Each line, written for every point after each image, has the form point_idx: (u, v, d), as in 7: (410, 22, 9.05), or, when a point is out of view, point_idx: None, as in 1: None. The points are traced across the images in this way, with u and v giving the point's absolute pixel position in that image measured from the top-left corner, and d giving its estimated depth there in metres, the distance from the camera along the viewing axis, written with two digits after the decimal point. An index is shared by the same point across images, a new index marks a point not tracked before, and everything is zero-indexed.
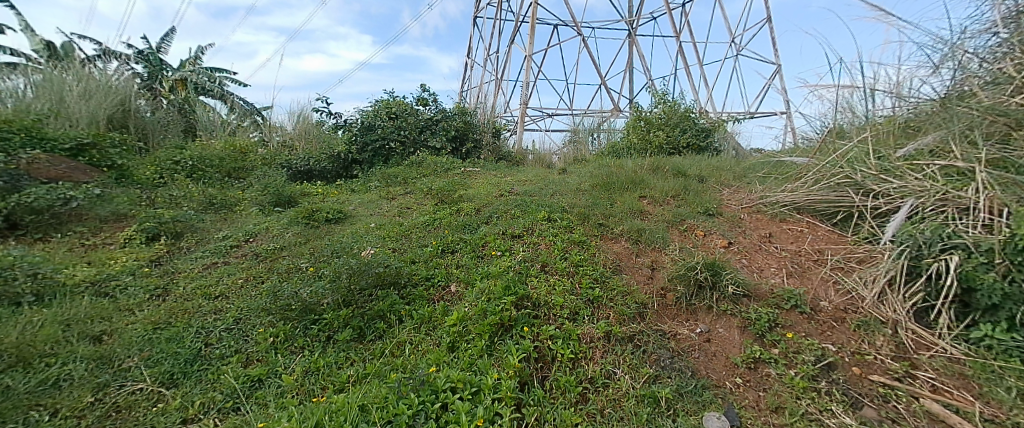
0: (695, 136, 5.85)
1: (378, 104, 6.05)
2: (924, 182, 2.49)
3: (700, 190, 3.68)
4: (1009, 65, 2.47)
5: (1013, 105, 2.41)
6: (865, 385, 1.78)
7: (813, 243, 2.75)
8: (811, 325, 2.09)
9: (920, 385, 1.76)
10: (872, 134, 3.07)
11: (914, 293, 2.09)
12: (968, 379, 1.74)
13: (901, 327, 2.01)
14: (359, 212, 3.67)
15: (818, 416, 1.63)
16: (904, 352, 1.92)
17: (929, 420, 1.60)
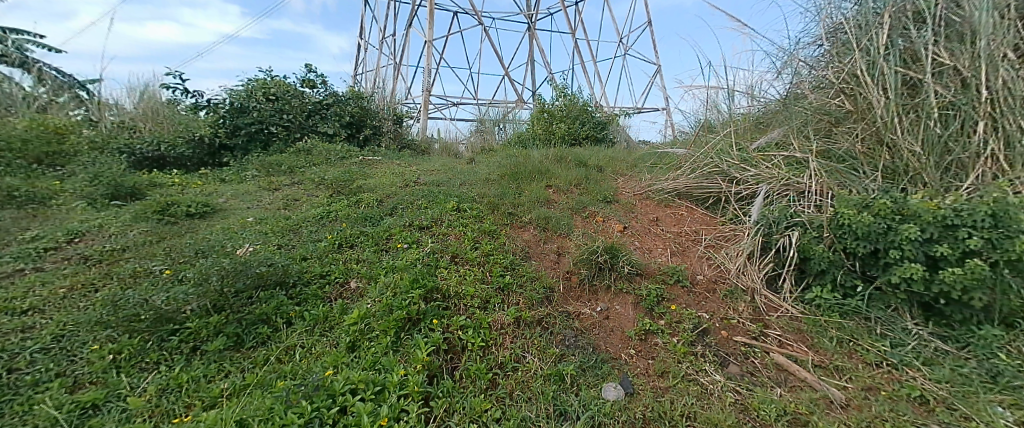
0: (594, 128, 6.22)
1: (253, 83, 5.40)
2: (773, 170, 2.95)
3: (599, 179, 3.92)
4: (828, 71, 3.06)
5: (832, 106, 2.99)
6: (731, 345, 2.06)
7: (691, 224, 3.10)
8: (689, 297, 2.35)
9: (771, 341, 2.09)
10: (734, 128, 3.52)
11: (767, 263, 2.47)
12: (804, 332, 2.12)
13: (757, 293, 2.36)
14: (231, 205, 3.27)
15: (695, 376, 1.85)
16: (759, 314, 2.27)
17: (776, 370, 1.91)
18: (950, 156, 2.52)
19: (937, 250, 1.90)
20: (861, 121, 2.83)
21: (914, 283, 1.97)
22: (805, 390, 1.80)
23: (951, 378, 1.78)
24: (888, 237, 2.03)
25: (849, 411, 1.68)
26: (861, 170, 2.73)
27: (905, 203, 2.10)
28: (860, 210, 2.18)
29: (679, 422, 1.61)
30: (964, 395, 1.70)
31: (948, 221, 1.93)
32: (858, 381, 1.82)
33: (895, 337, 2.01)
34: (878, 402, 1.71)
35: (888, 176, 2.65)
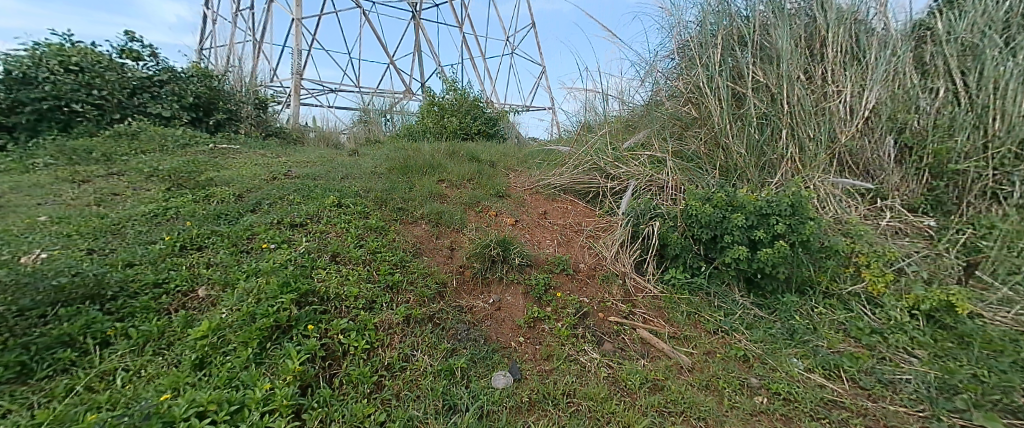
0: (485, 123, 6.28)
1: (44, 48, 4.32)
2: (640, 167, 3.31)
3: (492, 174, 3.95)
4: (681, 82, 3.54)
5: (682, 113, 3.47)
6: (606, 325, 2.27)
7: (575, 217, 3.32)
8: (573, 284, 2.52)
9: (638, 318, 2.34)
10: (608, 129, 3.85)
11: (635, 250, 2.76)
12: (663, 309, 2.42)
13: (627, 277, 2.62)
14: (15, 202, 2.58)
15: (575, 356, 1.99)
16: (629, 295, 2.52)
17: (643, 344, 2.15)
18: (765, 158, 3.10)
19: (757, 235, 2.32)
20: (704, 126, 3.33)
21: (741, 262, 2.37)
22: (663, 358, 2.06)
23: (766, 338, 2.20)
24: (724, 225, 2.41)
25: (694, 373, 1.97)
26: (704, 168, 3.21)
27: (735, 195, 2.51)
28: (703, 202, 2.54)
29: (561, 401, 1.72)
30: (774, 351, 2.12)
31: (763, 211, 2.36)
32: (701, 348, 2.14)
33: (727, 308, 2.41)
34: (715, 363, 2.03)
35: (724, 174, 3.19)
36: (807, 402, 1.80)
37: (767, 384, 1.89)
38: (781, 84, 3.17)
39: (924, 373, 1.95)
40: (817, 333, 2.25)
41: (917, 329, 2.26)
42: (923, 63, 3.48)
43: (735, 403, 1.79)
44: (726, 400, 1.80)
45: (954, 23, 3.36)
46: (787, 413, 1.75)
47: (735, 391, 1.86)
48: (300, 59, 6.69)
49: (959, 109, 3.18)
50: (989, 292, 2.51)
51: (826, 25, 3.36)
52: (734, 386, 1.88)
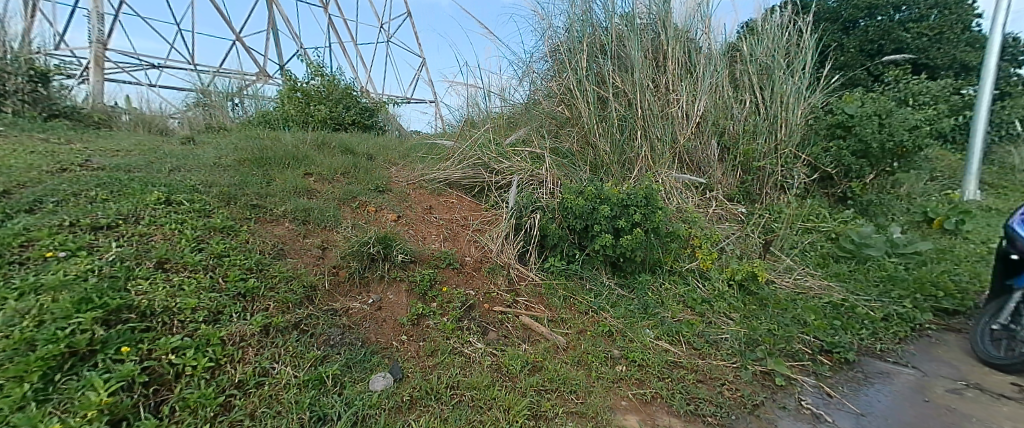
0: (360, 113, 5.90)
1: None
2: (524, 163, 3.33)
3: (369, 168, 3.70)
4: (553, 83, 3.78)
5: (557, 112, 3.69)
6: (492, 315, 2.27)
7: (461, 211, 3.21)
8: (459, 277, 2.46)
9: (520, 306, 2.42)
10: (491, 125, 3.79)
11: (518, 243, 2.84)
12: (542, 295, 2.55)
13: (511, 267, 2.68)
14: None
15: (460, 348, 1.94)
16: (512, 284, 2.59)
17: (525, 330, 2.23)
18: (625, 156, 3.48)
19: (619, 224, 2.57)
20: (576, 126, 3.60)
21: (607, 248, 2.62)
22: (542, 341, 2.16)
23: (625, 314, 2.47)
24: (593, 215, 2.63)
25: (568, 352, 2.11)
26: (576, 165, 3.45)
27: (602, 189, 2.74)
28: (577, 196, 2.74)
29: (443, 394, 1.65)
30: (632, 324, 2.39)
31: (624, 203, 2.62)
32: (574, 328, 2.31)
33: (596, 290, 2.65)
34: (585, 340, 2.21)
35: (593, 169, 3.48)
36: (656, 365, 2.06)
37: (626, 354, 2.12)
38: (634, 90, 3.57)
39: (738, 331, 2.39)
40: (663, 306, 2.61)
41: (733, 296, 2.76)
42: (735, 78, 4.25)
43: (600, 373, 1.97)
44: (593, 372, 1.97)
45: (754, 47, 4.14)
46: (640, 377, 1.98)
47: (601, 363, 2.04)
48: (100, 24, 5.47)
49: (758, 118, 3.98)
50: (778, 263, 3.20)
51: (667, 40, 3.88)
52: (601, 359, 2.06)
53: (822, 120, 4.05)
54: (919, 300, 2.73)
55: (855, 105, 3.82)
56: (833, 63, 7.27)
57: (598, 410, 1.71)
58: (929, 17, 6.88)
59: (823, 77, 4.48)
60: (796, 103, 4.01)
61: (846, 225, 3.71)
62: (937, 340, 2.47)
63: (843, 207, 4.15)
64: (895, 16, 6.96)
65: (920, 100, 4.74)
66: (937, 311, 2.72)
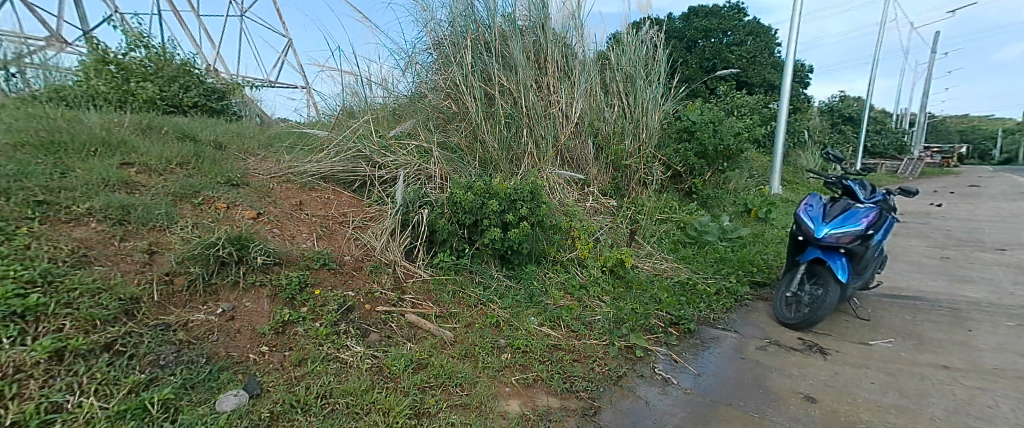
0: (204, 95, 5.13)
1: None
2: (409, 157, 3.21)
3: (216, 158, 3.22)
4: (439, 77, 3.73)
5: (444, 106, 3.63)
6: (373, 316, 2.15)
7: (338, 207, 2.95)
8: (336, 278, 2.27)
9: (406, 304, 2.34)
10: (373, 116, 3.56)
11: (406, 238, 2.77)
12: (431, 291, 2.52)
13: (397, 265, 2.59)
14: None
15: (335, 354, 1.80)
16: (399, 282, 2.51)
17: (411, 328, 2.17)
18: (513, 152, 3.61)
19: (508, 218, 2.65)
20: (463, 121, 3.60)
21: (496, 242, 2.69)
22: (428, 337, 2.13)
23: (512, 304, 2.57)
24: (482, 210, 2.66)
25: (455, 346, 2.11)
26: (465, 160, 3.45)
27: (490, 184, 2.78)
28: (466, 191, 2.74)
29: (313, 405, 1.52)
30: (518, 313, 2.49)
31: (512, 197, 2.70)
32: (462, 322, 2.33)
33: (485, 282, 2.71)
34: (472, 333, 2.23)
35: (482, 165, 3.51)
36: (538, 350, 2.17)
37: (512, 342, 2.21)
38: (518, 89, 3.72)
39: (608, 312, 2.65)
40: (547, 294, 2.77)
41: (605, 280, 3.06)
42: (606, 83, 4.66)
43: (487, 363, 2.02)
44: (480, 363, 2.00)
45: (620, 57, 4.61)
46: (523, 363, 2.07)
47: (487, 353, 2.09)
48: None
49: (625, 122, 4.44)
50: (640, 250, 3.62)
51: (546, 43, 4.10)
52: (487, 349, 2.11)
53: (673, 125, 4.69)
54: (741, 276, 3.36)
55: (696, 114, 4.51)
56: (681, 76, 8.44)
57: (482, 400, 1.75)
58: (746, 43, 8.43)
59: (674, 87, 5.16)
60: (653, 110, 4.59)
61: (691, 215, 4.38)
62: (752, 308, 3.04)
63: (689, 200, 4.88)
64: (724, 40, 8.36)
65: (742, 111, 5.78)
66: (753, 284, 3.36)
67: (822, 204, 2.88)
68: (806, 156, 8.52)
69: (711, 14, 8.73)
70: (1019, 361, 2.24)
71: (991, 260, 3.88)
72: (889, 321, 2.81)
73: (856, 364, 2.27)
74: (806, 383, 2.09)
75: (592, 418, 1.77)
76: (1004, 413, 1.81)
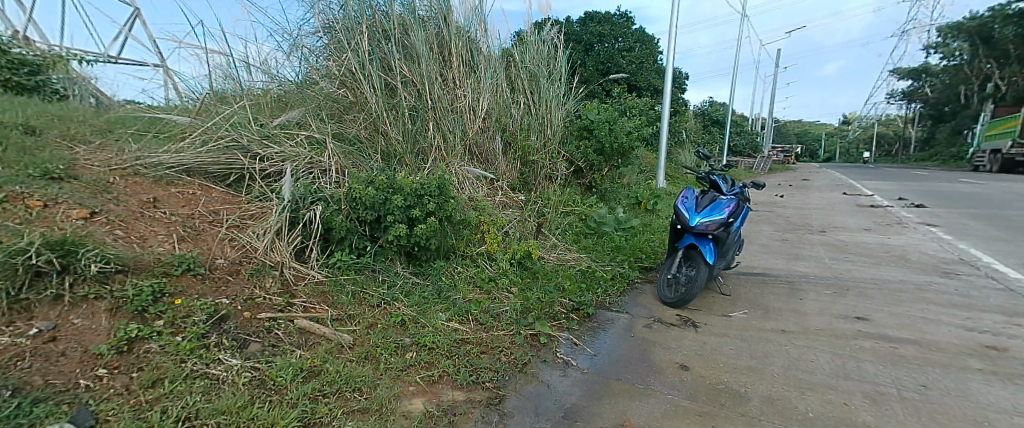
0: (9, 68, 4.14)
1: None
2: (297, 148, 2.93)
3: (30, 147, 2.62)
4: (331, 64, 3.46)
5: (338, 95, 3.38)
6: (254, 324, 1.95)
7: (208, 204, 2.59)
8: (204, 286, 2.01)
9: (296, 309, 2.15)
10: (252, 103, 3.20)
11: (295, 237, 2.54)
12: (327, 293, 2.35)
13: (286, 266, 2.37)
14: None
15: (203, 370, 1.59)
16: (287, 286, 2.30)
17: (301, 334, 2.00)
18: (418, 146, 3.53)
19: (414, 213, 2.58)
20: (362, 111, 3.38)
21: (401, 238, 2.59)
22: (322, 343, 1.97)
23: (419, 301, 2.50)
24: (385, 206, 2.55)
25: (354, 349, 1.99)
26: (366, 153, 3.28)
27: (394, 178, 2.68)
28: (366, 185, 2.60)
29: None
30: (425, 311, 2.42)
31: (418, 192, 2.62)
32: (363, 323, 2.20)
33: (390, 280, 2.61)
34: (374, 334, 2.12)
35: (385, 158, 3.36)
36: (444, 346, 2.13)
37: (417, 340, 2.14)
38: (422, 81, 3.64)
39: (515, 303, 2.71)
40: (456, 289, 2.75)
41: (514, 272, 3.13)
42: (511, 80, 4.76)
43: (389, 364, 1.93)
44: (381, 365, 1.90)
45: (524, 55, 4.73)
46: (429, 360, 2.02)
47: (390, 354, 2.00)
48: None
49: (531, 118, 4.60)
50: (547, 241, 3.78)
51: (449, 35, 4.05)
52: (390, 349, 2.02)
53: (574, 123, 4.97)
54: (632, 262, 3.68)
55: (594, 113, 4.82)
56: (579, 77, 8.93)
57: (382, 402, 1.66)
58: (634, 50, 9.24)
59: (574, 87, 5.45)
60: (556, 107, 4.81)
61: (591, 207, 4.68)
62: (642, 290, 3.34)
63: (590, 194, 5.19)
64: (616, 46, 9.04)
65: (633, 112, 6.32)
66: (643, 268, 3.70)
67: (696, 196, 3.25)
68: (684, 154, 9.63)
69: (604, 20, 9.35)
70: (833, 321, 2.78)
71: (819, 241, 4.75)
72: (747, 295, 3.29)
73: (721, 334, 2.62)
74: (682, 354, 2.35)
75: (496, 407, 1.78)
76: (822, 365, 2.22)
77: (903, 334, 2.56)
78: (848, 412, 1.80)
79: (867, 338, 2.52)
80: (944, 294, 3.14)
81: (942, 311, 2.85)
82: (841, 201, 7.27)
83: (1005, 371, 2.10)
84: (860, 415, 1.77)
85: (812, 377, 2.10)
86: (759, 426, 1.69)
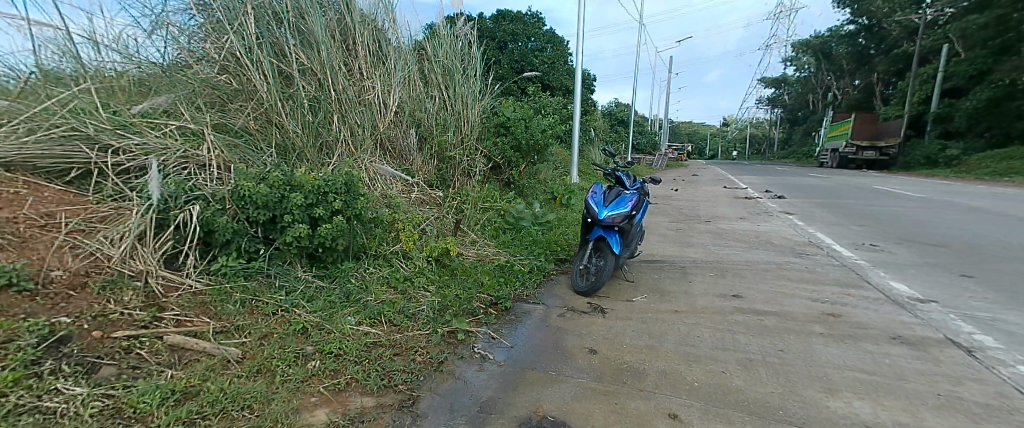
0: None
1: None
2: (164, 140, 2.54)
3: None
4: (210, 46, 3.04)
5: (218, 81, 3.00)
6: (105, 345, 1.67)
7: (36, 204, 2.12)
8: (34, 304, 1.68)
9: (166, 324, 1.89)
10: (101, 87, 2.66)
11: (164, 242, 2.23)
12: (208, 304, 2.10)
13: (152, 276, 2.08)
14: None
15: (33, 403, 1.32)
16: (153, 299, 2.01)
17: (173, 351, 1.76)
18: (321, 139, 3.32)
19: (317, 213, 2.40)
20: (250, 100, 3.04)
21: (302, 239, 2.40)
22: (202, 359, 1.75)
23: (324, 306, 2.33)
24: (282, 205, 2.34)
25: (244, 363, 1.78)
26: (257, 146, 2.93)
27: (292, 175, 2.47)
28: (258, 182, 2.35)
29: None
30: (331, 315, 2.26)
31: (322, 189, 2.45)
32: (255, 334, 1.99)
33: (289, 286, 2.40)
34: (269, 345, 1.93)
35: (282, 153, 3.05)
36: (353, 351, 1.99)
37: (321, 348, 1.98)
38: (323, 70, 3.43)
39: (432, 301, 2.65)
40: (367, 291, 2.61)
41: (431, 270, 3.07)
42: (424, 74, 4.64)
43: (286, 377, 1.75)
44: (276, 378, 1.72)
45: (436, 49, 4.65)
46: (335, 368, 1.86)
47: (288, 365, 1.82)
48: None
49: (446, 114, 4.54)
50: (466, 237, 3.75)
51: (352, 23, 3.85)
52: (288, 360, 1.84)
53: (490, 120, 5.01)
54: (548, 255, 3.81)
55: (510, 110, 4.91)
56: (494, 74, 9.02)
57: (277, 418, 1.50)
58: (545, 50, 9.56)
59: (488, 84, 5.47)
60: (471, 103, 4.80)
61: (509, 202, 4.74)
62: (557, 281, 3.47)
63: (508, 190, 5.26)
64: (528, 45, 9.28)
65: (548, 110, 6.54)
66: (558, 260, 3.85)
67: (603, 191, 3.45)
68: (594, 152, 10.22)
69: (515, 19, 9.49)
70: (715, 300, 3.13)
71: (706, 229, 5.34)
72: (647, 281, 3.58)
73: (624, 318, 2.83)
74: (591, 339, 2.49)
75: (409, 409, 1.70)
76: (706, 339, 2.50)
77: (768, 307, 2.97)
78: (725, 378, 2.03)
79: (741, 313, 2.88)
80: (799, 271, 3.71)
81: (796, 286, 3.37)
82: (723, 193, 8.26)
83: (839, 333, 2.53)
84: (734, 380, 2.01)
85: (698, 350, 2.34)
86: (656, 399, 1.84)
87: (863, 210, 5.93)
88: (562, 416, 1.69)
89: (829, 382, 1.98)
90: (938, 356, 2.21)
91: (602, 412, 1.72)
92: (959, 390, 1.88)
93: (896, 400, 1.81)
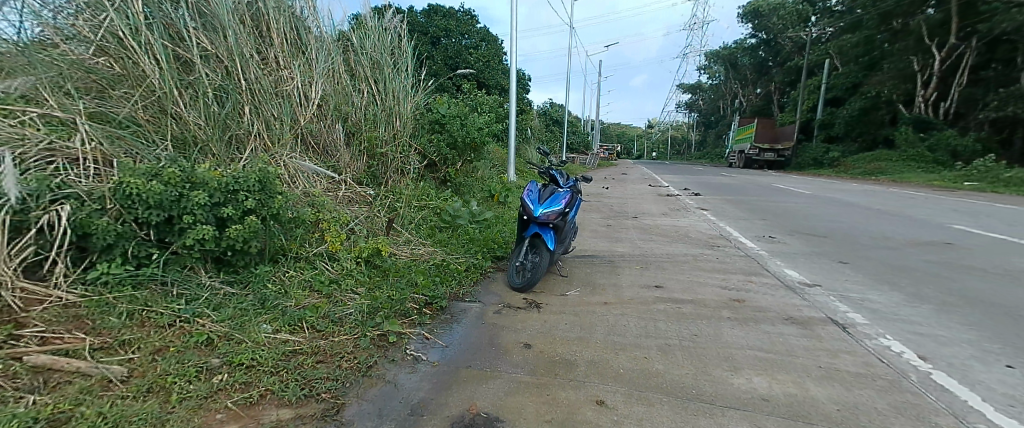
0: None
1: None
2: (17, 128, 2.12)
3: None
4: (82, 24, 2.65)
5: (95, 65, 2.61)
6: None
7: None
8: None
9: (27, 341, 1.64)
10: None
11: (22, 248, 1.91)
12: (83, 318, 1.85)
13: (6, 289, 1.78)
14: None
15: None
16: (9, 315, 1.73)
17: (34, 373, 1.52)
18: (230, 132, 3.04)
19: (225, 213, 2.20)
20: (137, 87, 2.69)
21: (206, 242, 2.18)
22: (74, 382, 1.53)
23: (234, 314, 2.14)
24: (181, 204, 2.11)
25: (130, 383, 1.58)
26: (145, 139, 2.56)
27: (192, 171, 2.23)
28: (148, 179, 2.09)
29: None
30: (242, 324, 2.08)
31: (230, 187, 2.25)
32: (145, 349, 1.77)
33: (190, 294, 2.18)
34: (164, 361, 1.73)
35: (180, 146, 2.74)
36: (269, 362, 1.84)
37: (230, 360, 1.80)
38: (231, 58, 3.15)
39: (361, 304, 2.53)
40: (286, 296, 2.44)
41: (360, 271, 2.94)
42: (350, 66, 4.43)
43: (185, 394, 1.57)
44: (173, 396, 1.54)
45: (363, 41, 4.45)
46: (247, 380, 1.71)
47: (188, 381, 1.64)
48: None
49: (376, 109, 4.37)
50: (399, 237, 3.63)
51: (265, 9, 3.58)
52: (188, 376, 1.66)
53: (424, 116, 4.90)
54: (485, 253, 3.81)
55: (445, 107, 4.84)
56: (428, 70, 8.83)
57: None
58: (480, 48, 9.53)
59: (421, 79, 5.35)
60: (403, 99, 4.66)
61: (444, 200, 4.66)
62: (494, 278, 3.48)
63: (445, 188, 5.16)
64: (462, 42, 9.20)
65: (484, 109, 6.52)
66: (495, 258, 3.85)
67: (538, 189, 3.51)
68: (530, 151, 10.36)
69: (448, 15, 9.38)
70: (639, 291, 3.32)
71: (633, 225, 5.63)
72: (579, 275, 3.70)
73: (557, 311, 2.90)
74: (524, 334, 2.52)
75: (333, 418, 1.59)
76: (630, 328, 2.63)
77: (684, 296, 3.21)
78: (647, 363, 2.16)
79: (662, 302, 3.08)
80: (711, 262, 4.04)
81: (710, 276, 3.66)
82: (648, 191, 8.77)
83: (744, 316, 2.79)
84: (655, 365, 2.13)
85: (624, 339, 2.46)
86: (585, 387, 1.90)
87: (767, 206, 6.58)
88: (496, 411, 1.69)
89: (734, 361, 2.18)
90: (821, 333, 2.51)
91: (533, 405, 1.74)
92: (836, 361, 2.15)
93: (787, 374, 2.02)
